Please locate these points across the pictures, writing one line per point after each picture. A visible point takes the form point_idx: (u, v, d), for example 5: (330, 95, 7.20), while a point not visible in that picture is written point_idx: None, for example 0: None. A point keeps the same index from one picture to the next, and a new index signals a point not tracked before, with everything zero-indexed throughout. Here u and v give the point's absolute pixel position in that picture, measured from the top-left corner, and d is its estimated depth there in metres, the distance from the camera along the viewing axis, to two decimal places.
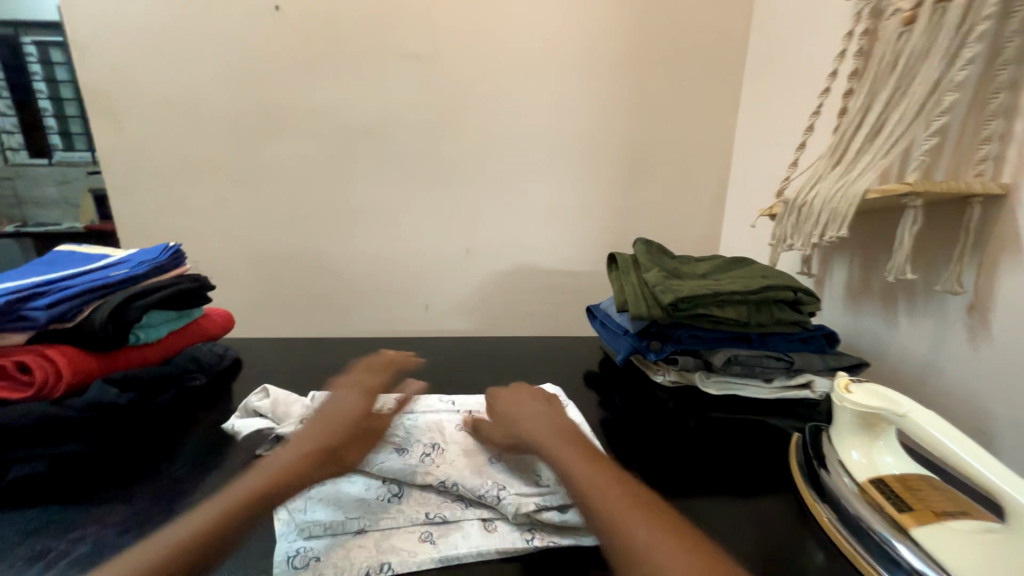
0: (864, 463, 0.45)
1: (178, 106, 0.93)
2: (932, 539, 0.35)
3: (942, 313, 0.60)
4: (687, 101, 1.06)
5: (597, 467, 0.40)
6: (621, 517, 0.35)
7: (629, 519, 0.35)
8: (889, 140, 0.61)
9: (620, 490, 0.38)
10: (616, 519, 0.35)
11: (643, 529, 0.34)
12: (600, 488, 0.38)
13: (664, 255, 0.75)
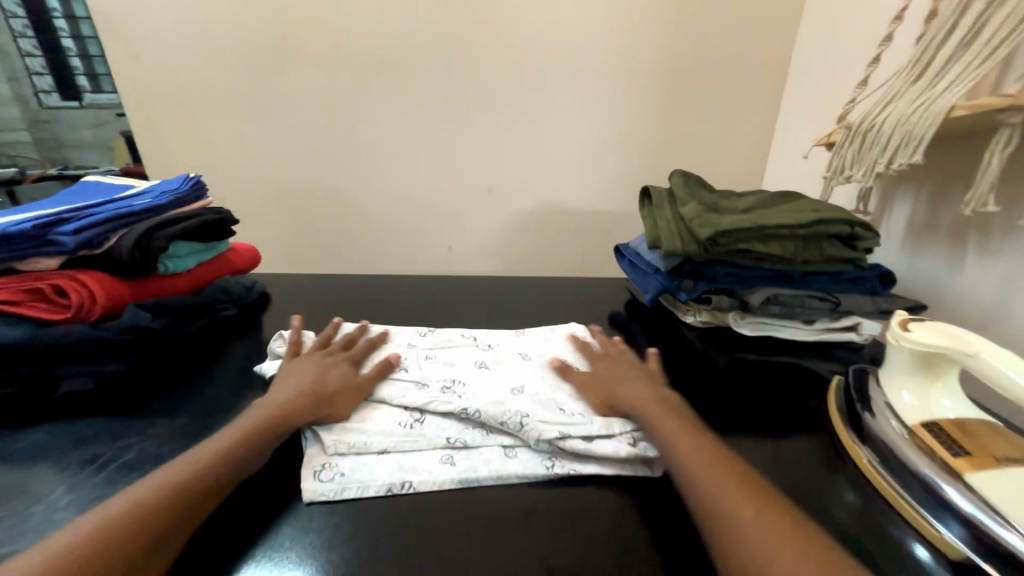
0: (915, 405, 0.41)
1: (188, 32, 0.88)
2: (989, 486, 0.33)
3: (1021, 253, 0.53)
4: (740, 13, 0.93)
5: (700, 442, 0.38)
6: (723, 491, 0.33)
7: (724, 492, 0.33)
8: (991, 44, 0.51)
9: (721, 466, 0.36)
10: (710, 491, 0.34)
11: (743, 504, 0.32)
12: (697, 464, 0.36)
13: (702, 189, 0.69)
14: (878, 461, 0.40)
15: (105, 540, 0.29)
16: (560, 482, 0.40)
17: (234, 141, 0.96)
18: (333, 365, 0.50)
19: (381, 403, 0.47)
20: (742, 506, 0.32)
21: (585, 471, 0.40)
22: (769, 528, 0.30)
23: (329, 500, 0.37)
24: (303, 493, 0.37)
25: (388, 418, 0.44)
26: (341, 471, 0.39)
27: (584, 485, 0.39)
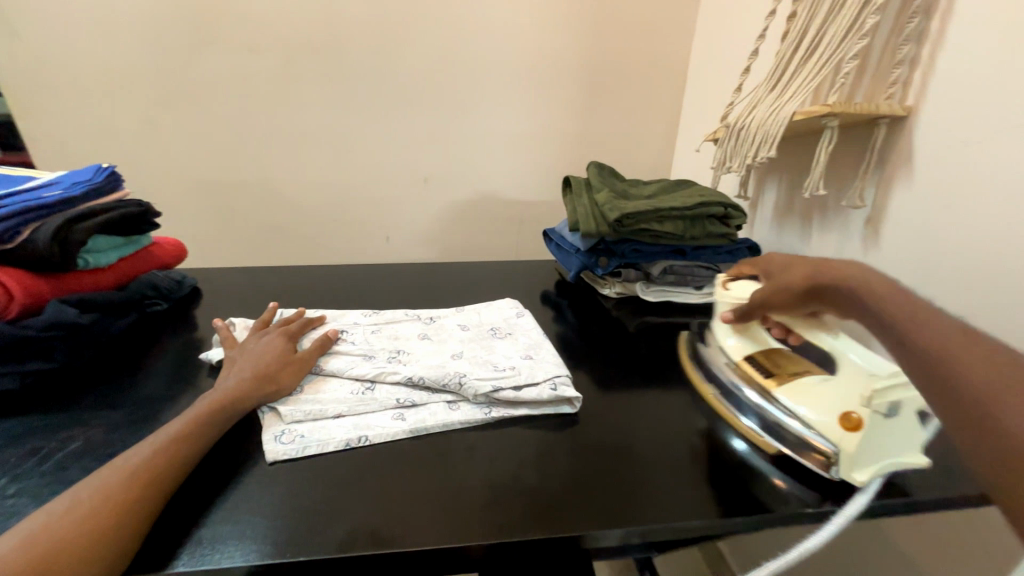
0: (737, 346, 0.53)
1: (86, 8, 0.82)
2: (792, 395, 0.44)
3: (846, 226, 0.69)
4: (644, 21, 1.05)
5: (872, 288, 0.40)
6: (908, 309, 0.36)
7: (906, 310, 0.36)
8: (821, 62, 0.65)
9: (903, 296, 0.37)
10: (895, 312, 0.36)
11: (919, 316, 0.35)
12: (885, 302, 0.38)
13: (614, 178, 0.79)
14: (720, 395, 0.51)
15: (83, 515, 0.31)
16: (497, 425, 0.47)
17: (146, 128, 0.91)
18: (274, 346, 0.52)
19: (334, 375, 0.51)
20: (920, 323, 0.34)
21: (517, 413, 0.48)
22: (943, 333, 0.33)
23: (291, 457, 0.41)
24: (266, 454, 0.41)
25: (341, 388, 0.49)
26: (299, 433, 0.43)
27: (516, 426, 0.47)
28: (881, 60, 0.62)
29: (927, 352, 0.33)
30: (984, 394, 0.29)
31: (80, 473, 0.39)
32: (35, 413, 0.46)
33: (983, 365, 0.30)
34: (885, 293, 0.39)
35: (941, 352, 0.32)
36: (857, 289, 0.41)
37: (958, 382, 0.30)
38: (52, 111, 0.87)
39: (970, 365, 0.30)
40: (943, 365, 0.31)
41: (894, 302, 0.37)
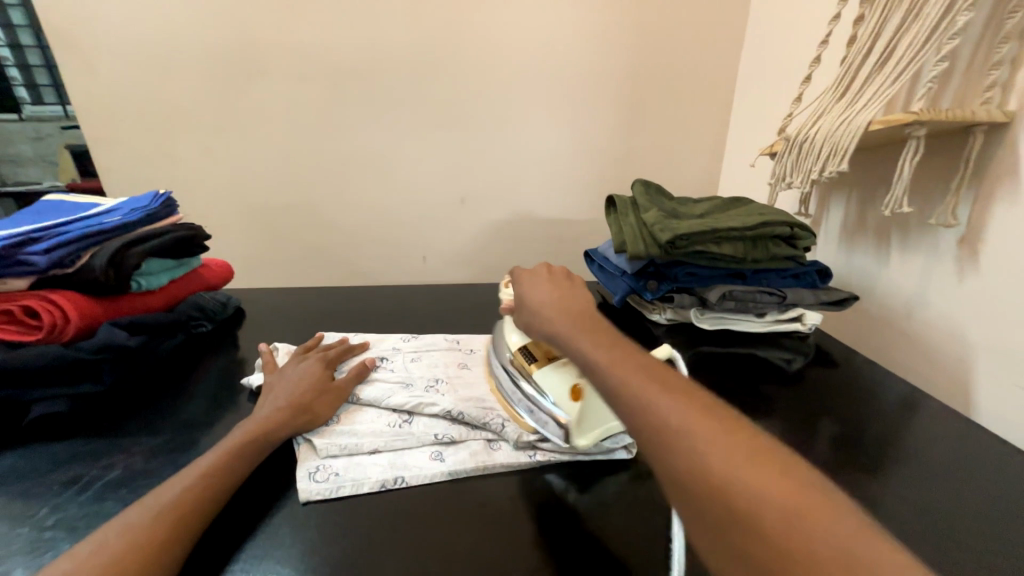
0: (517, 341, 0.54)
1: (150, 45, 0.87)
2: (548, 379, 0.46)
3: (934, 247, 0.61)
4: (690, 33, 1.01)
5: (612, 346, 0.37)
6: (656, 403, 0.30)
7: (655, 400, 0.30)
8: (898, 68, 0.59)
9: (654, 375, 0.32)
10: (647, 402, 0.30)
11: (673, 414, 0.29)
12: (637, 380, 0.32)
13: (662, 196, 0.74)
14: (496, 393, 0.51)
15: (107, 564, 0.29)
16: (540, 470, 0.43)
17: (200, 154, 0.95)
18: (312, 371, 0.52)
19: (369, 405, 0.50)
20: (679, 411, 0.29)
21: (563, 458, 0.44)
22: (710, 425, 0.28)
23: (325, 498, 0.39)
24: (299, 493, 0.39)
25: (378, 420, 0.47)
26: (334, 471, 0.41)
27: (561, 472, 0.43)
28: (972, 62, 0.56)
29: (693, 460, 0.26)
30: (776, 516, 0.23)
31: (117, 505, 0.38)
32: (81, 436, 0.47)
33: (766, 468, 0.25)
34: (631, 372, 0.33)
35: (714, 457, 0.26)
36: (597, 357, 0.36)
37: (745, 508, 0.24)
38: (119, 141, 0.93)
39: (748, 466, 0.25)
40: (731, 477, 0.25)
41: (643, 390, 0.31)
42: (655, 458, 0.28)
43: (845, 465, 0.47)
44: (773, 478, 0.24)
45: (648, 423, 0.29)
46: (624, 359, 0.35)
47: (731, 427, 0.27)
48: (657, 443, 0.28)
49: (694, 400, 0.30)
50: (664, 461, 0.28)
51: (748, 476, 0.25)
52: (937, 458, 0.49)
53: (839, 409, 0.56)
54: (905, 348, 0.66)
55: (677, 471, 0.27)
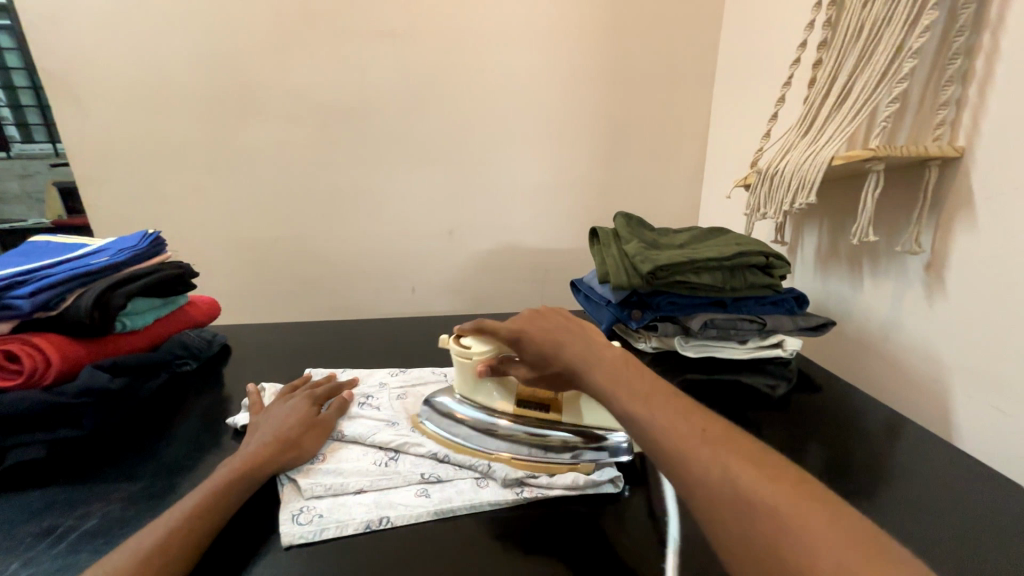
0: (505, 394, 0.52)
1: (144, 89, 0.90)
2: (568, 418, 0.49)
3: (902, 273, 0.64)
4: (664, 74, 1.07)
5: (653, 393, 0.37)
6: (699, 454, 0.31)
7: (698, 450, 0.31)
8: (855, 107, 0.64)
9: (695, 424, 0.33)
10: (687, 454, 0.31)
11: (714, 466, 0.30)
12: (679, 430, 0.33)
13: (642, 227, 0.77)
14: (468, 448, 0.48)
15: None
16: (528, 507, 0.43)
17: (190, 192, 0.96)
18: (298, 407, 0.51)
19: (353, 443, 0.49)
20: (723, 458, 0.30)
21: (551, 495, 0.44)
22: (755, 475, 0.29)
23: (308, 540, 0.38)
24: (282, 536, 0.38)
25: (365, 458, 0.47)
26: (318, 512, 0.41)
27: (548, 508, 0.43)
28: (922, 102, 0.60)
29: (744, 516, 0.27)
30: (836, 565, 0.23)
31: (91, 558, 0.37)
32: (56, 484, 0.45)
33: (813, 517, 0.26)
34: (672, 421, 0.34)
35: (763, 511, 0.27)
36: (632, 405, 0.37)
37: (799, 563, 0.24)
38: (109, 180, 0.94)
39: (796, 518, 0.26)
40: (779, 531, 0.26)
41: (683, 438, 0.32)
42: (704, 513, 0.29)
43: (833, 491, 0.47)
44: (822, 526, 0.25)
45: (691, 475, 0.30)
46: (669, 408, 0.35)
47: (776, 476, 0.29)
48: (703, 497, 0.29)
49: (738, 450, 0.31)
50: (713, 516, 0.29)
51: (798, 529, 0.25)
52: (922, 481, 0.49)
53: (824, 434, 0.57)
54: (884, 371, 0.68)
55: (726, 518, 0.28)
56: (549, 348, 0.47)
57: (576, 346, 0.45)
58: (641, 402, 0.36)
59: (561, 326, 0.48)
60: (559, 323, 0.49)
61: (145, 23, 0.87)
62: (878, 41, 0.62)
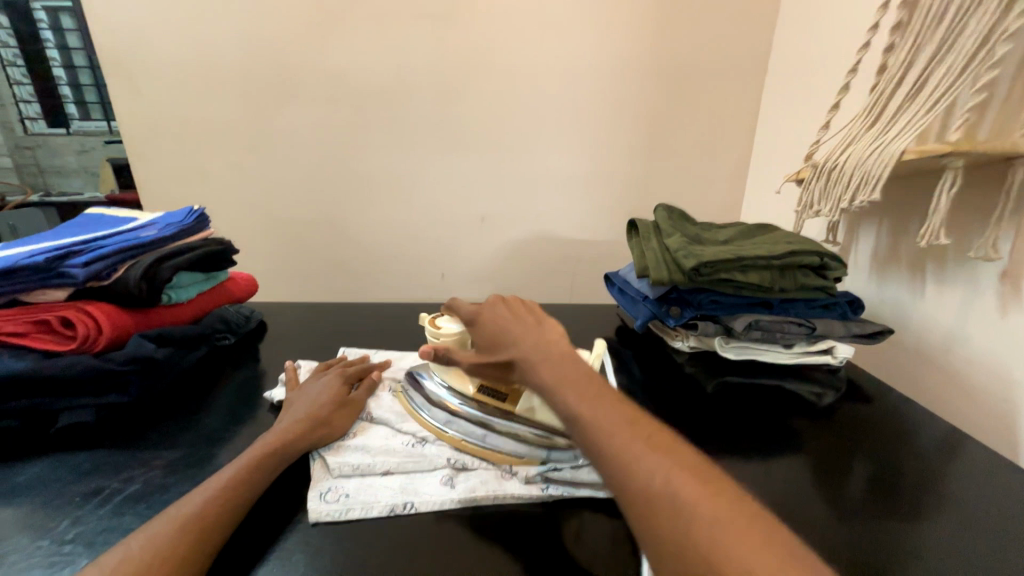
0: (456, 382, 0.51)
1: (191, 68, 0.92)
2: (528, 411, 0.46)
3: (972, 281, 0.59)
4: (713, 60, 1.02)
5: (599, 395, 0.37)
6: (645, 464, 0.31)
7: (639, 458, 0.31)
8: (932, 97, 0.58)
9: (639, 431, 0.33)
10: (634, 462, 0.31)
11: (657, 476, 0.30)
12: (625, 438, 0.33)
13: (685, 221, 0.73)
14: (450, 429, 0.48)
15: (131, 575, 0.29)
16: (554, 504, 0.42)
17: (233, 172, 0.99)
18: (330, 385, 0.52)
19: (381, 424, 0.50)
20: (665, 471, 0.30)
21: (578, 494, 0.42)
22: (696, 487, 0.29)
23: (334, 519, 0.39)
24: (309, 513, 0.39)
25: (392, 439, 0.47)
26: (344, 491, 0.41)
27: (575, 507, 0.41)
28: (1012, 93, 0.54)
29: (682, 528, 0.28)
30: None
31: (134, 521, 0.38)
32: (104, 447, 0.48)
33: (749, 533, 0.26)
34: (617, 427, 0.34)
35: (702, 523, 0.27)
36: (576, 406, 0.36)
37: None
38: (157, 158, 0.97)
39: (733, 533, 0.26)
40: (719, 545, 0.26)
41: (626, 444, 0.32)
42: (646, 522, 0.29)
43: (881, 509, 0.44)
44: (758, 541, 0.26)
45: (636, 483, 0.30)
46: (614, 411, 0.35)
47: (715, 489, 0.29)
48: (645, 506, 0.29)
49: (683, 461, 0.31)
50: (653, 524, 0.29)
51: (731, 542, 0.26)
52: (982, 505, 0.45)
53: (872, 449, 0.53)
54: (943, 385, 0.63)
55: (664, 533, 0.28)
56: (500, 340, 0.46)
57: (528, 341, 0.44)
58: (585, 400, 0.36)
59: (514, 318, 0.48)
60: (511, 316, 0.48)
61: (194, 4, 0.89)
62: (966, 24, 0.56)
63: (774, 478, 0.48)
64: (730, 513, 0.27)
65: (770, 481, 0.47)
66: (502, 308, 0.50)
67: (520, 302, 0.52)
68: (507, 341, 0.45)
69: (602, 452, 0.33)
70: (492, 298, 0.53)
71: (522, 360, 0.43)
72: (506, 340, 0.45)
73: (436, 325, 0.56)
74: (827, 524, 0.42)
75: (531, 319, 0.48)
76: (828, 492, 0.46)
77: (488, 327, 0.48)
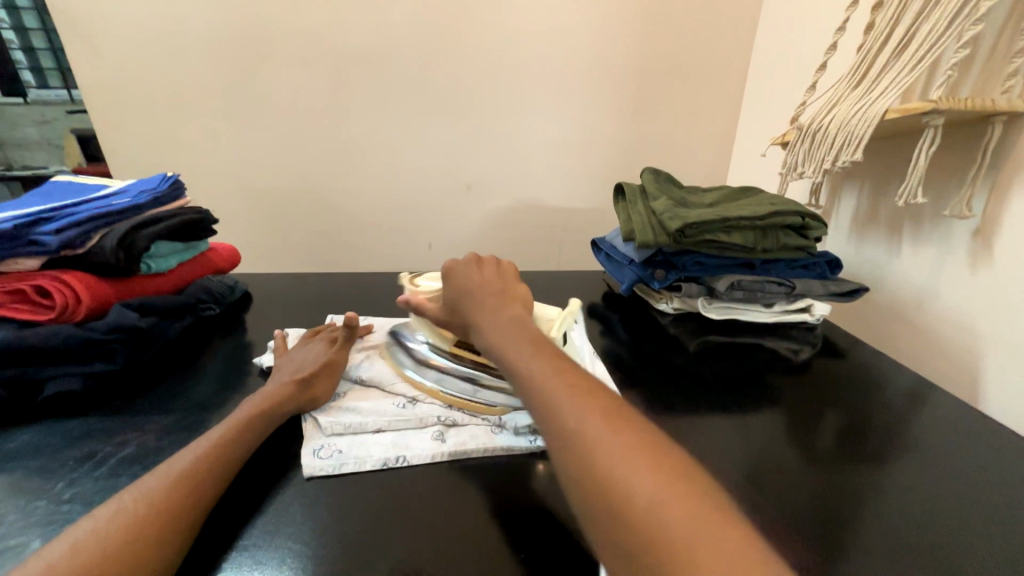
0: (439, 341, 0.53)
1: (155, 27, 0.86)
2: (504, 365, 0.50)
3: (946, 239, 0.61)
4: (703, 19, 0.99)
5: (536, 351, 0.40)
6: (565, 408, 0.33)
7: (559, 403, 0.33)
8: (917, 54, 0.58)
9: (564, 381, 0.35)
10: (556, 408, 0.33)
11: (573, 419, 0.32)
12: (552, 387, 0.35)
13: (671, 185, 0.74)
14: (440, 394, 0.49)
15: (128, 525, 0.30)
16: (542, 455, 0.43)
17: (207, 140, 0.95)
18: (317, 349, 0.53)
19: (372, 385, 0.51)
20: (581, 414, 0.32)
21: None
22: (602, 425, 0.31)
23: (329, 473, 0.40)
24: (303, 468, 0.40)
25: (383, 400, 0.48)
26: (338, 448, 0.42)
27: None
28: (994, 50, 0.55)
29: (588, 462, 0.29)
30: (647, 500, 0.26)
31: (130, 481, 0.39)
32: (94, 414, 0.48)
33: (641, 460, 0.28)
34: (546, 379, 0.36)
35: (602, 457, 0.29)
36: (517, 361, 0.39)
37: (623, 498, 0.27)
38: (123, 125, 0.92)
39: (629, 462, 0.28)
40: (614, 473, 0.28)
41: (552, 391, 0.35)
42: (562, 457, 0.31)
43: (847, 453, 0.47)
44: (647, 468, 0.28)
45: (556, 425, 0.32)
46: (546, 365, 0.37)
47: (620, 426, 0.31)
48: (560, 446, 0.31)
49: (597, 405, 0.33)
50: (566, 459, 0.31)
51: (625, 469, 0.28)
52: (941, 446, 0.49)
53: (843, 399, 0.56)
54: (913, 340, 0.66)
55: (573, 467, 0.30)
56: (462, 303, 0.49)
57: (487, 305, 0.47)
58: (526, 357, 0.39)
59: (480, 283, 0.50)
60: (479, 280, 0.50)
61: None
62: None
63: (750, 428, 0.50)
64: (629, 444, 0.30)
65: (747, 432, 0.50)
66: (474, 270, 0.52)
67: (495, 265, 0.54)
68: (467, 304, 0.48)
69: (533, 400, 0.36)
70: (467, 258, 0.54)
71: (475, 324, 0.46)
72: (465, 302, 0.48)
73: (415, 284, 0.56)
74: (798, 468, 0.45)
75: (498, 286, 0.50)
76: (797, 437, 0.49)
77: (454, 288, 0.50)
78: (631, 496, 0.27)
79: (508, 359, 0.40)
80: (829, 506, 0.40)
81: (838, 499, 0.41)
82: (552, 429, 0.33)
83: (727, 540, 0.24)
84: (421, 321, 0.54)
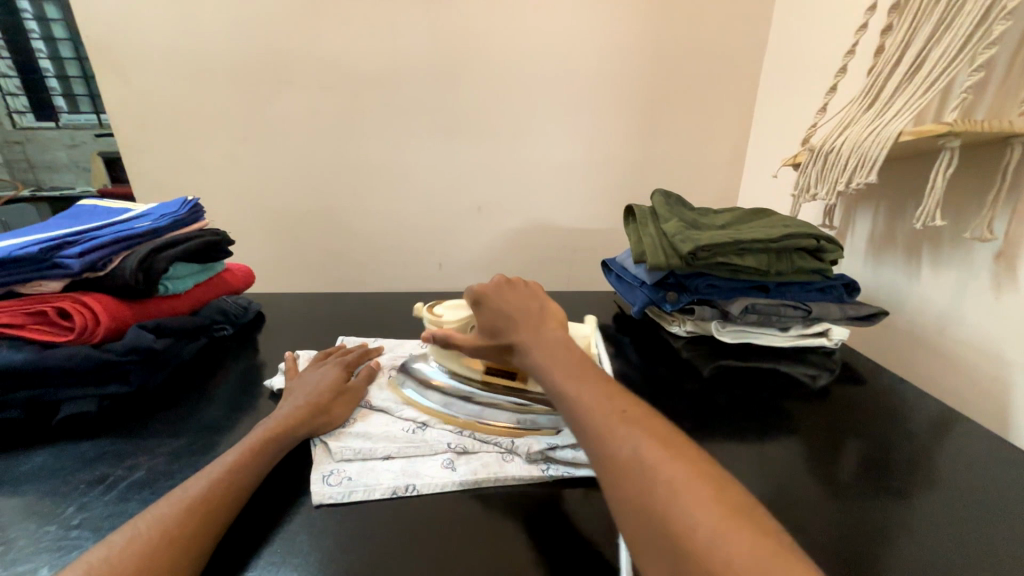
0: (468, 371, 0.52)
1: (182, 57, 0.90)
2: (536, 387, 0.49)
3: (968, 262, 0.59)
4: (710, 43, 1.01)
5: (586, 376, 0.40)
6: (617, 433, 0.33)
7: (612, 428, 0.33)
8: (930, 77, 0.58)
9: (617, 406, 0.36)
10: (609, 433, 0.33)
11: (628, 443, 0.32)
12: (602, 412, 0.35)
13: (682, 206, 0.73)
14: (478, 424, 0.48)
15: (139, 553, 0.30)
16: (554, 485, 0.42)
17: (227, 163, 0.98)
18: (330, 372, 0.53)
19: (381, 411, 0.51)
20: (634, 440, 0.32)
21: (579, 474, 0.43)
22: (658, 452, 0.31)
23: (337, 502, 0.39)
24: (312, 496, 0.39)
25: (393, 425, 0.48)
26: (347, 475, 0.42)
27: (577, 487, 0.42)
28: (1008, 72, 0.55)
29: (644, 490, 0.29)
30: (704, 530, 0.25)
31: (139, 506, 0.39)
32: (107, 436, 0.48)
33: (698, 489, 0.28)
34: (597, 406, 0.36)
35: (659, 484, 0.29)
36: (564, 385, 0.39)
37: (681, 526, 0.26)
38: (148, 149, 0.95)
39: (686, 490, 0.28)
40: (671, 500, 0.28)
41: (603, 418, 0.35)
42: (614, 485, 0.31)
43: (874, 486, 0.45)
44: (706, 496, 0.27)
45: (609, 449, 0.32)
46: (597, 391, 0.38)
47: (676, 455, 0.30)
48: (614, 470, 0.31)
49: (652, 431, 0.33)
50: (619, 486, 0.30)
51: (682, 495, 0.27)
52: (975, 481, 0.46)
53: (866, 428, 0.54)
54: (937, 365, 0.64)
55: (627, 495, 0.29)
56: (501, 324, 0.49)
57: (528, 326, 0.47)
58: (573, 383, 0.39)
59: (518, 303, 0.50)
60: (516, 302, 0.50)
61: None
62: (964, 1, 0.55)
63: (769, 458, 0.48)
64: (688, 473, 0.29)
65: (766, 462, 0.48)
66: (507, 292, 0.52)
67: (525, 287, 0.54)
68: (510, 324, 0.48)
69: (584, 426, 0.35)
70: (497, 280, 0.54)
71: (519, 344, 0.46)
72: (507, 323, 0.48)
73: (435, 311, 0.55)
74: (823, 502, 0.43)
75: (538, 308, 0.50)
76: (820, 469, 0.47)
77: (492, 307, 0.50)
78: (690, 525, 0.26)
79: (555, 386, 0.40)
80: (852, 541, 0.38)
81: (864, 534, 0.39)
82: (604, 455, 0.32)
83: (796, 571, 0.23)
84: (443, 354, 0.52)
